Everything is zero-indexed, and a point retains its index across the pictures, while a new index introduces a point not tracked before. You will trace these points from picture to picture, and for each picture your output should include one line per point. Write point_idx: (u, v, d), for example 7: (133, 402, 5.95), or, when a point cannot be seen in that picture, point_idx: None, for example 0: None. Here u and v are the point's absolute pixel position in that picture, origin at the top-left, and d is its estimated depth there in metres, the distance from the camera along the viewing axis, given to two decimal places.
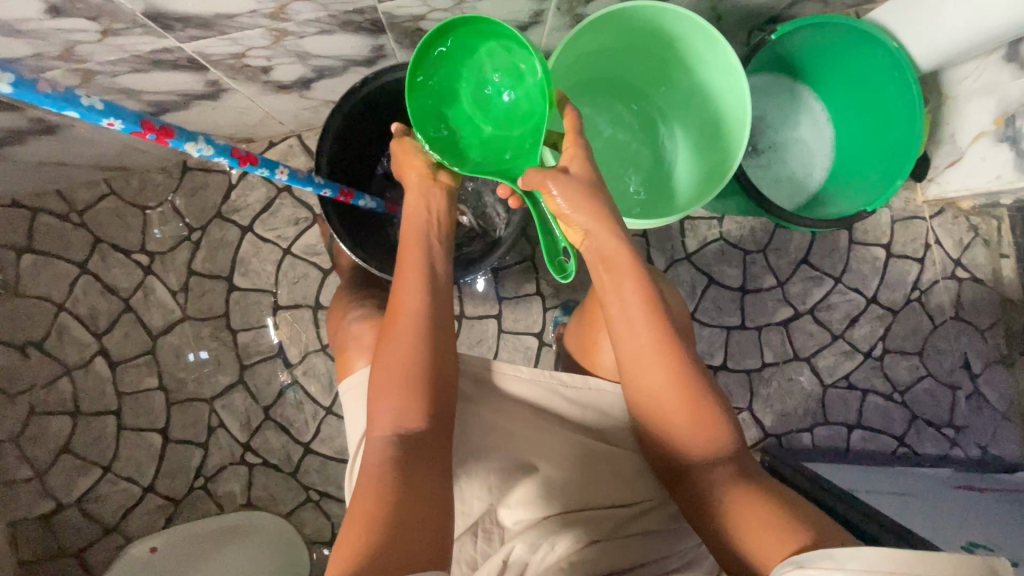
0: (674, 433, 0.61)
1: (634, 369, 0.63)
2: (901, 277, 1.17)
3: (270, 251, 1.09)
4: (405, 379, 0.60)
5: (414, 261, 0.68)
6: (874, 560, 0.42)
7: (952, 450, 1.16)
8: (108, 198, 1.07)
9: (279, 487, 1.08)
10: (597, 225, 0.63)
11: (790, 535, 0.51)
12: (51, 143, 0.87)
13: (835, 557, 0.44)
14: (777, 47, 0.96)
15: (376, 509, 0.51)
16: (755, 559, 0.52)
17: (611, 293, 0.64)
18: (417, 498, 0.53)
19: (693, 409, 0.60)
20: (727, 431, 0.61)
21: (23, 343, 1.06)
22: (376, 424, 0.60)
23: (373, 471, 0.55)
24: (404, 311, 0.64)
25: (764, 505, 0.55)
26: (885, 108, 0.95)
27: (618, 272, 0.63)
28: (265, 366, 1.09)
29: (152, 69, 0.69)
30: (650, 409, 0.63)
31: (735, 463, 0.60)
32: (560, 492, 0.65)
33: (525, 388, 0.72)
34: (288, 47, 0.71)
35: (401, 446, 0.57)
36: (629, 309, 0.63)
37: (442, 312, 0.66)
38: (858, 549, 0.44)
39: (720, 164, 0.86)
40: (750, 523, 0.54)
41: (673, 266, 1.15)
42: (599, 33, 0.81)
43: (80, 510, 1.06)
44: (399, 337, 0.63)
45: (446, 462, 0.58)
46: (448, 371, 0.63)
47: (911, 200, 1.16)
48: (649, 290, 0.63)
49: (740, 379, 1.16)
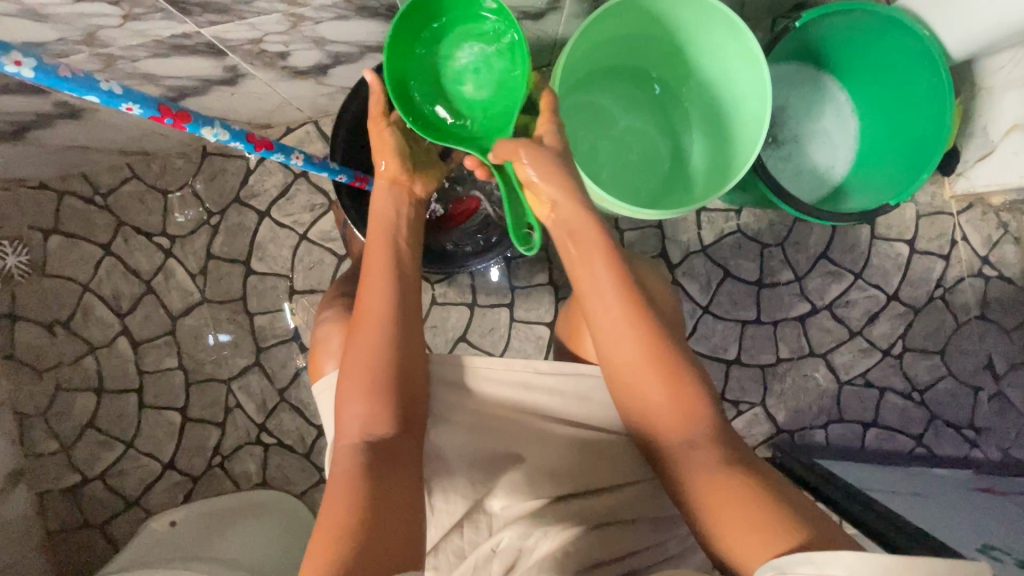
0: (652, 419, 0.62)
1: (612, 359, 0.64)
2: (924, 274, 1.14)
3: (287, 237, 1.10)
4: (375, 383, 0.62)
5: (379, 263, 0.68)
6: (855, 565, 0.42)
7: (972, 452, 1.14)
8: (130, 182, 1.09)
9: (293, 467, 1.11)
10: (565, 198, 0.66)
11: (775, 536, 0.49)
12: (75, 127, 0.88)
13: (816, 561, 0.44)
14: (802, 36, 0.93)
15: (345, 512, 0.53)
16: (730, 541, 0.52)
17: (585, 273, 0.65)
18: (387, 501, 0.54)
19: (671, 388, 0.61)
20: (707, 413, 0.61)
21: (51, 321, 1.09)
22: (346, 432, 0.61)
23: (343, 478, 0.57)
24: (371, 313, 0.65)
25: (743, 490, 0.54)
26: (912, 99, 0.92)
27: (594, 257, 0.65)
28: (281, 350, 1.11)
29: (172, 54, 0.70)
30: (630, 389, 0.63)
31: (711, 441, 0.59)
32: (545, 480, 0.68)
33: (502, 379, 0.73)
34: (305, 32, 0.72)
35: (371, 449, 0.59)
36: (602, 289, 0.64)
37: (410, 308, 0.67)
38: (841, 554, 0.43)
39: (739, 154, 0.84)
40: (726, 508, 0.53)
41: (688, 258, 1.14)
42: (616, 20, 0.79)
43: (104, 483, 1.10)
44: (367, 341, 0.64)
45: (413, 465, 0.60)
46: (416, 371, 0.66)
47: (938, 195, 1.14)
48: (621, 267, 0.65)
49: (753, 373, 1.14)
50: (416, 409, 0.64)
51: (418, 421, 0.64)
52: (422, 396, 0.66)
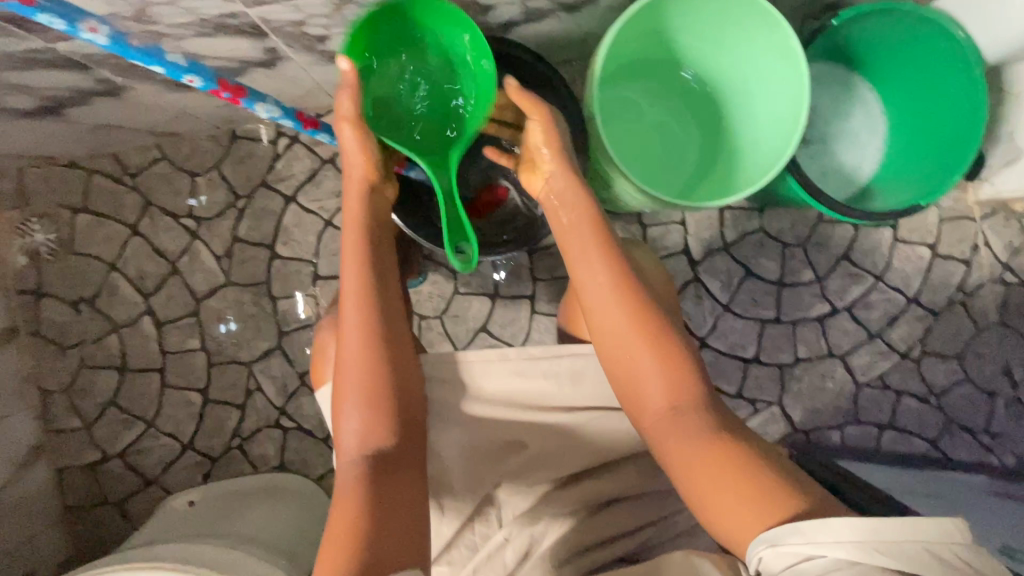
0: (638, 397, 0.63)
1: (604, 339, 0.66)
2: (945, 278, 1.14)
3: (313, 222, 1.11)
4: (371, 396, 0.64)
5: (354, 285, 0.67)
6: (839, 530, 0.48)
7: (987, 457, 1.14)
8: (159, 163, 1.10)
9: (311, 452, 1.12)
10: (561, 172, 0.72)
11: (772, 510, 0.53)
12: (112, 105, 0.89)
13: (804, 531, 0.49)
14: (834, 37, 0.93)
15: (352, 524, 0.57)
16: (728, 523, 0.54)
17: (580, 263, 0.69)
18: (393, 509, 0.58)
19: (666, 366, 0.63)
20: (693, 385, 0.63)
21: (76, 299, 1.10)
22: (346, 448, 0.63)
23: (348, 494, 0.60)
24: (353, 334, 0.66)
25: (738, 468, 0.56)
26: (942, 101, 0.92)
27: (585, 237, 0.69)
28: (303, 334, 1.12)
29: (216, 34, 0.71)
30: (624, 371, 0.65)
31: (702, 414, 0.61)
32: (543, 467, 0.74)
33: (496, 370, 0.73)
34: (347, 16, 0.72)
35: (371, 463, 0.62)
36: (598, 276, 0.67)
37: (391, 319, 0.68)
38: (827, 522, 0.49)
39: (772, 151, 0.84)
40: (721, 491, 0.55)
41: (710, 256, 1.14)
42: (653, 15, 0.80)
43: (123, 461, 1.11)
44: (353, 362, 0.65)
45: (414, 467, 0.63)
46: (409, 375, 0.66)
47: (961, 200, 1.14)
48: (614, 255, 0.68)
49: (771, 372, 1.15)
50: (413, 417, 0.66)
51: (415, 426, 0.66)
52: (416, 390, 0.67)
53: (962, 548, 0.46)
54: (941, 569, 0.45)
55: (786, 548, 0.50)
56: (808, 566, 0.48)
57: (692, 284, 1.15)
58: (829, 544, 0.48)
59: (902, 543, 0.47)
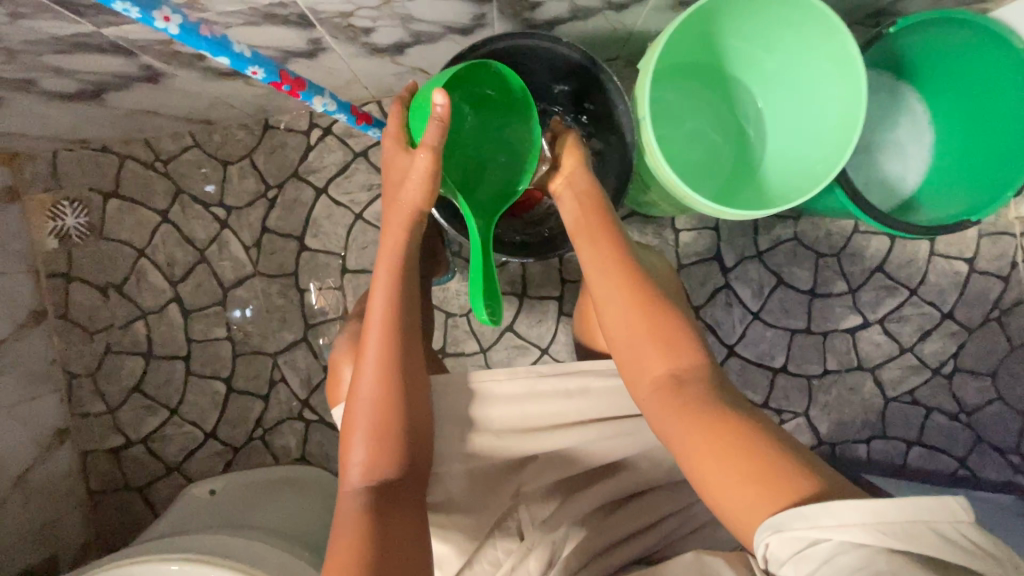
0: (639, 374, 0.65)
1: (609, 321, 0.68)
2: (981, 294, 1.12)
3: (342, 215, 1.10)
4: (384, 423, 0.64)
5: (379, 305, 0.69)
6: (847, 514, 0.44)
7: (1016, 477, 1.12)
8: (191, 150, 1.10)
9: (333, 445, 1.12)
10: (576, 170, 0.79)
11: (772, 485, 0.49)
12: (150, 91, 0.88)
13: (808, 515, 0.45)
14: (886, 45, 0.91)
15: (354, 534, 0.57)
16: (724, 495, 0.52)
17: (588, 248, 0.73)
18: (394, 536, 0.58)
19: (664, 346, 0.64)
20: (695, 364, 0.63)
21: (105, 284, 1.10)
22: (352, 472, 0.64)
23: (352, 515, 0.60)
24: (371, 357, 0.67)
25: (735, 437, 0.54)
26: (995, 112, 0.90)
27: (594, 231, 0.74)
28: (328, 327, 1.12)
29: (264, 23, 0.70)
30: (625, 350, 0.66)
31: (703, 391, 0.60)
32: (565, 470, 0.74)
33: (508, 389, 0.73)
34: (395, 9, 0.71)
35: (376, 492, 0.62)
36: (603, 259, 0.71)
37: (410, 345, 0.68)
38: (830, 505, 0.45)
39: (822, 159, 0.83)
40: (717, 461, 0.53)
41: (742, 263, 1.13)
42: (705, 17, 0.78)
43: (146, 448, 1.12)
44: (367, 388, 0.65)
45: (416, 497, 0.64)
46: (421, 407, 0.67)
47: (1002, 215, 1.11)
48: (620, 243, 0.72)
49: (799, 384, 1.13)
50: (421, 449, 0.66)
51: (423, 456, 0.66)
52: (427, 416, 0.67)
53: (967, 526, 0.43)
54: (946, 548, 0.42)
55: (789, 533, 0.46)
56: (814, 552, 0.45)
57: (723, 291, 1.13)
58: (835, 528, 0.44)
59: (909, 523, 0.43)
